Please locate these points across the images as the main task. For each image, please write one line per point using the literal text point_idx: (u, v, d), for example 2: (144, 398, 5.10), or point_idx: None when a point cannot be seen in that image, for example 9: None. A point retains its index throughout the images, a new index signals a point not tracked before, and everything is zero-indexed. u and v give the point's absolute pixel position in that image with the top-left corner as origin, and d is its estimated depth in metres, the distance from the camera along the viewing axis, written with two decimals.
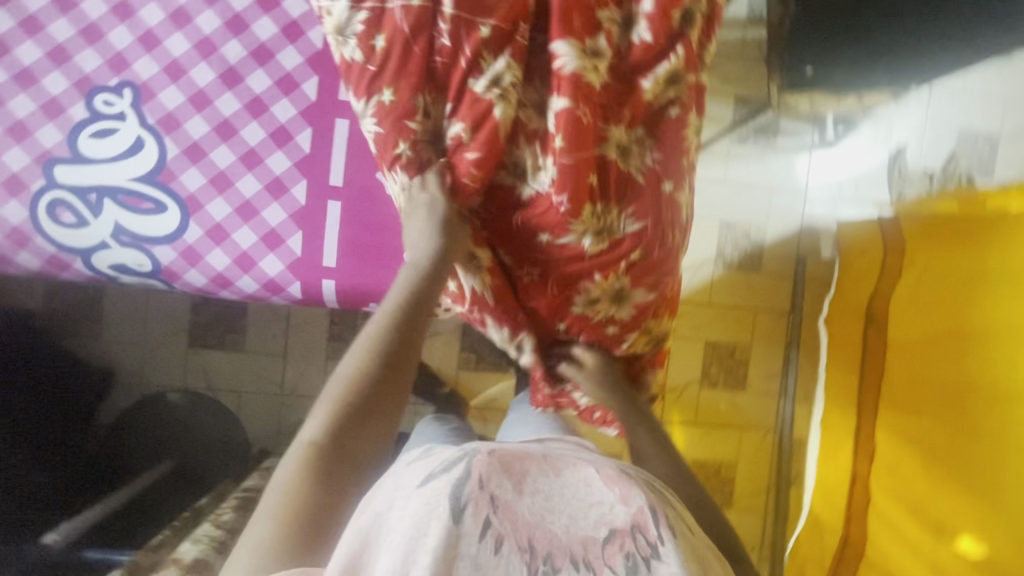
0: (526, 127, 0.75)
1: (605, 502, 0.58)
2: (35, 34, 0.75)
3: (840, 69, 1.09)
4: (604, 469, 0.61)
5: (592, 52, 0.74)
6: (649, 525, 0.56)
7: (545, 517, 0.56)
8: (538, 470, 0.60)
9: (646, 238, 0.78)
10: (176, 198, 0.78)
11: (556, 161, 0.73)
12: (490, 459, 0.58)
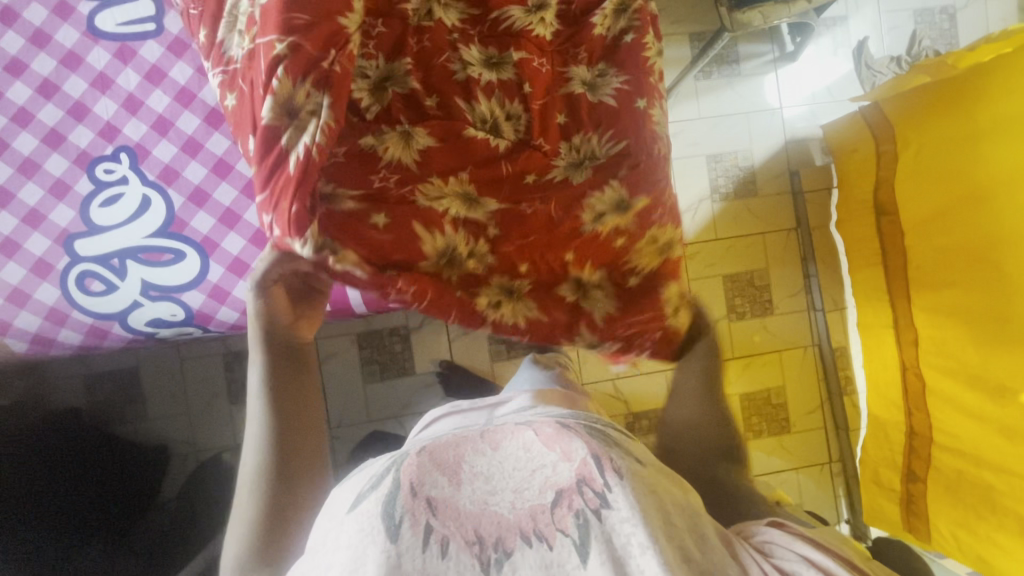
0: (479, 83, 0.75)
1: (547, 463, 0.55)
2: (28, 125, 0.79)
3: None
4: (542, 429, 0.58)
5: (537, 6, 0.79)
6: (594, 475, 0.52)
7: (487, 502, 0.53)
8: (472, 453, 0.58)
9: (630, 155, 0.80)
10: (191, 243, 0.81)
11: (529, 108, 0.77)
12: (418, 459, 0.57)
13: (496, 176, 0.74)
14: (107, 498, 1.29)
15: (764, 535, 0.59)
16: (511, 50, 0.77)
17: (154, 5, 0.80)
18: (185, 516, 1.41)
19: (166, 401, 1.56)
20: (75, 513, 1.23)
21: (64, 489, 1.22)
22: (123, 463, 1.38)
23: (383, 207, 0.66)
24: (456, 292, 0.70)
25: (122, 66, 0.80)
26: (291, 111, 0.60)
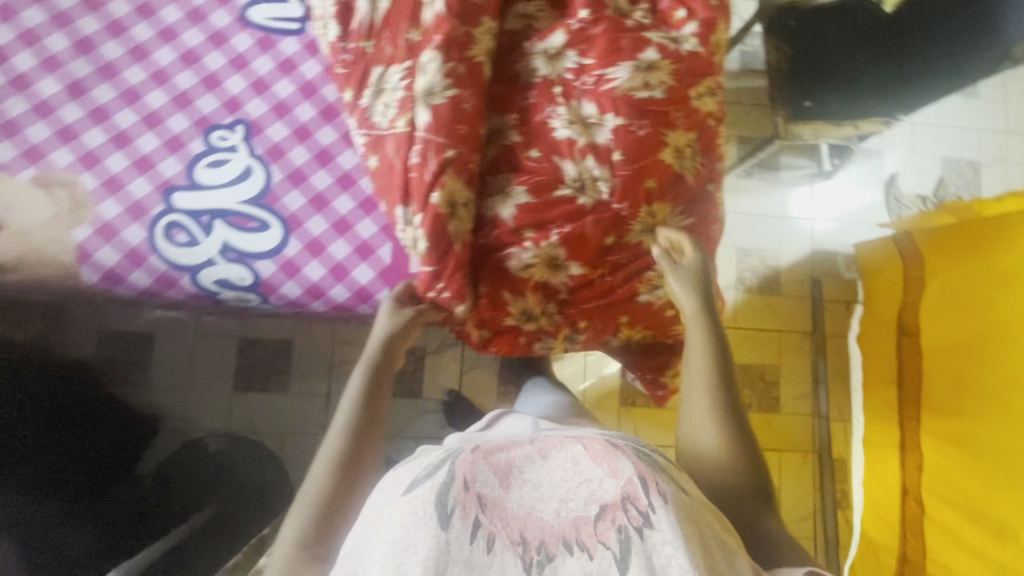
0: (576, 143, 0.81)
1: (593, 478, 0.56)
2: (164, 84, 0.87)
3: (833, 98, 1.31)
4: (593, 443, 0.59)
5: (646, 66, 0.83)
6: (640, 495, 0.53)
7: (535, 507, 0.55)
8: (524, 459, 0.59)
9: (694, 232, 0.88)
10: (279, 217, 0.87)
11: (617, 173, 0.82)
12: (472, 455, 0.58)
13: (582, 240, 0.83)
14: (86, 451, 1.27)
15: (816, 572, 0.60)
16: (608, 113, 0.82)
17: (302, 10, 0.90)
18: (160, 493, 1.38)
19: (170, 370, 1.55)
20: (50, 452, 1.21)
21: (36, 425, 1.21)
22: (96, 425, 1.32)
23: (489, 277, 0.84)
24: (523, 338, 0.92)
25: (260, 52, 0.89)
26: (452, 204, 0.77)
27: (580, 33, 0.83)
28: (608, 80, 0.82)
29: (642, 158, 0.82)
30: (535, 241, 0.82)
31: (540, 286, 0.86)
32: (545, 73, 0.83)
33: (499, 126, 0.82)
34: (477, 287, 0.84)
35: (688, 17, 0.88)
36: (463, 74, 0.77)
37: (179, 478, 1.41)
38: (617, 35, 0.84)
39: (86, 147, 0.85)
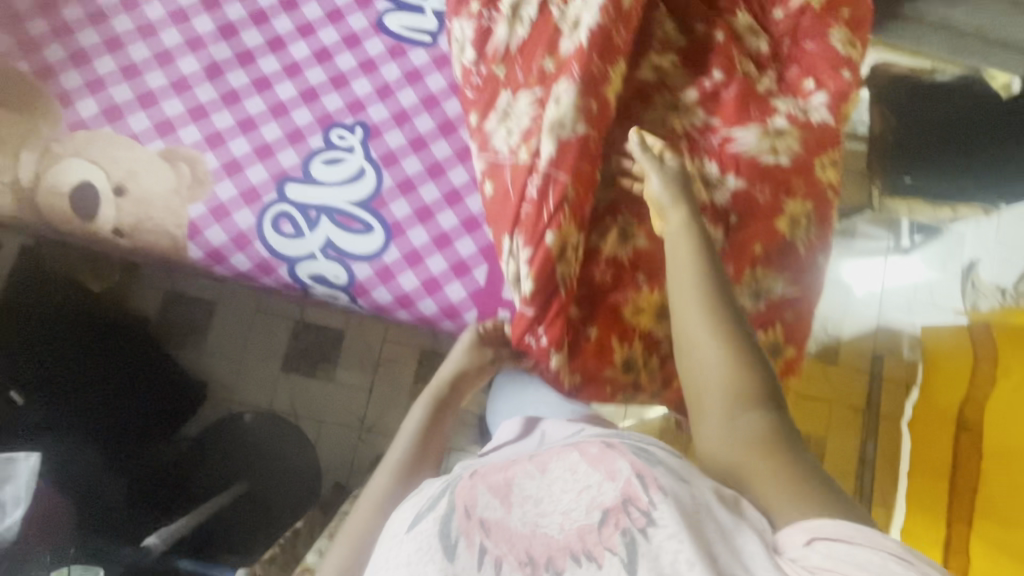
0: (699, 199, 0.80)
1: (592, 484, 0.54)
2: (295, 76, 0.89)
3: (934, 176, 1.27)
4: (589, 449, 0.58)
5: (774, 132, 0.83)
6: (639, 494, 0.51)
7: (537, 524, 0.53)
8: (524, 477, 0.59)
9: (798, 303, 0.85)
10: (383, 223, 0.88)
11: (729, 237, 0.81)
12: (470, 482, 0.60)
13: None
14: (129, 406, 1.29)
15: (810, 532, 0.48)
16: (732, 174, 0.81)
17: (437, 23, 0.92)
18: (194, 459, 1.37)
19: (229, 342, 1.55)
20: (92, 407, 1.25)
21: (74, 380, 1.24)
22: (150, 385, 1.34)
23: (597, 320, 0.81)
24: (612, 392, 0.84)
25: (391, 59, 0.91)
26: (563, 245, 0.77)
27: (712, 94, 0.84)
28: (734, 142, 0.82)
29: (756, 223, 0.82)
30: (647, 290, 0.82)
31: (645, 338, 0.83)
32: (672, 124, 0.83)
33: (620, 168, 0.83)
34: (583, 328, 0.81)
35: (820, 86, 0.86)
36: (595, 113, 0.77)
37: (216, 450, 1.40)
38: (749, 98, 0.83)
39: (213, 128, 0.87)
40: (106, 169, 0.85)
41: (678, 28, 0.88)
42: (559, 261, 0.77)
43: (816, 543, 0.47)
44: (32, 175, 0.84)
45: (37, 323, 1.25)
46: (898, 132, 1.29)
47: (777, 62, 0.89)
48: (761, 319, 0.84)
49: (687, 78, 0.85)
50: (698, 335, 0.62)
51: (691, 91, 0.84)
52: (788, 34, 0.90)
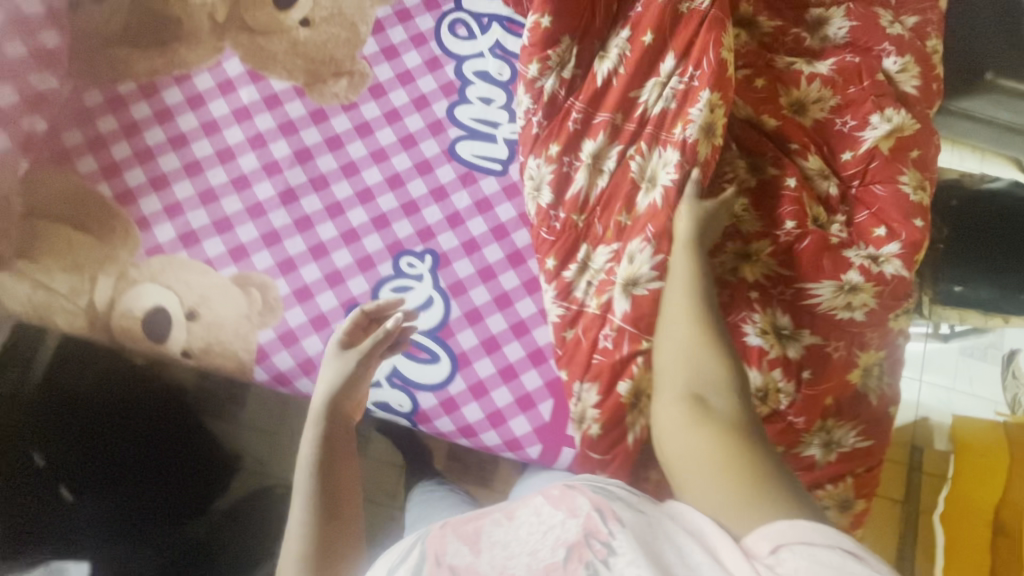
0: (767, 355, 0.81)
1: (555, 523, 0.54)
2: (367, 203, 0.91)
3: (984, 285, 1.23)
4: (550, 491, 0.58)
5: (849, 287, 0.84)
6: (601, 526, 0.51)
7: (505, 566, 0.52)
8: (491, 524, 0.58)
9: (870, 454, 0.83)
10: (450, 352, 0.88)
11: (800, 390, 0.81)
12: (441, 531, 0.60)
13: None
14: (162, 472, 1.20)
15: (775, 540, 0.48)
16: (806, 328, 0.83)
17: (508, 152, 0.93)
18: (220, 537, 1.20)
19: (264, 412, 1.32)
20: (122, 475, 1.17)
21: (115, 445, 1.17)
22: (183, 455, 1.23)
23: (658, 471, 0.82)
24: None
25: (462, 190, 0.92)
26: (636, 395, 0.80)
27: (783, 246, 0.86)
28: (809, 296, 0.84)
29: (827, 378, 0.82)
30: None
31: None
32: (744, 274, 0.86)
33: None
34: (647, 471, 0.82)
35: (891, 233, 0.87)
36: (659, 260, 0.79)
37: (243, 524, 1.21)
38: (822, 250, 0.85)
39: (285, 254, 0.88)
40: (180, 293, 0.85)
41: (748, 167, 0.91)
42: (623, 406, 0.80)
43: (782, 550, 0.47)
44: (108, 298, 0.84)
45: (84, 385, 1.20)
46: (947, 240, 1.26)
47: (845, 204, 0.91)
48: (833, 472, 0.82)
49: (760, 226, 0.88)
50: (678, 327, 0.66)
51: (763, 242, 0.87)
52: (858, 175, 0.92)
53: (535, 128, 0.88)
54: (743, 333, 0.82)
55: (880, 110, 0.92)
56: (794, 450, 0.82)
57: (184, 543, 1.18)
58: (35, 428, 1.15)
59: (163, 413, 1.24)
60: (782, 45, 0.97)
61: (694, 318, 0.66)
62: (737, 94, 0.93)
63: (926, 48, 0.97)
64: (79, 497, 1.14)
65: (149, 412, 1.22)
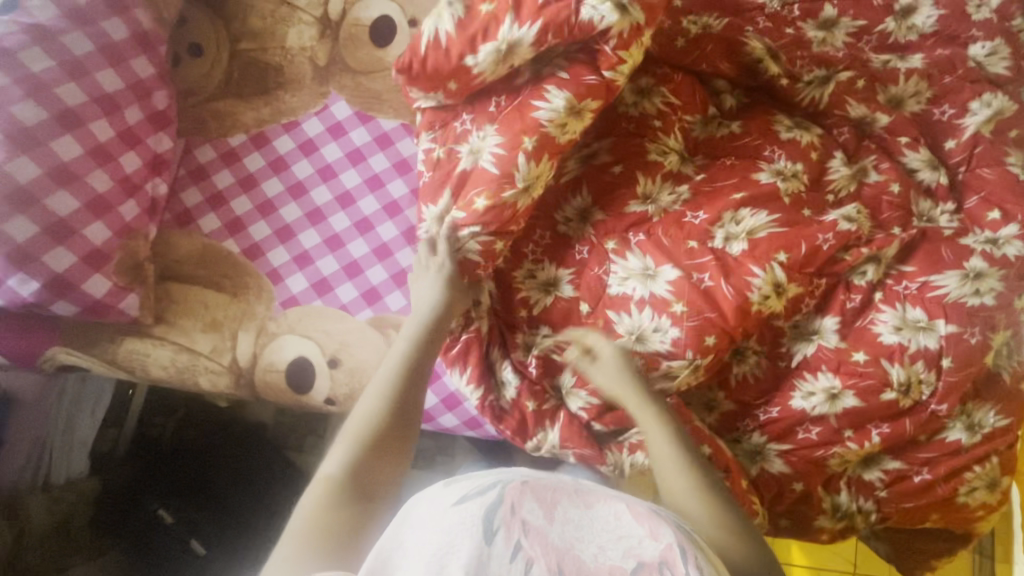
0: (907, 350, 0.83)
1: (633, 535, 0.52)
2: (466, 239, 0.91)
3: None
4: (636, 504, 0.55)
5: (974, 274, 0.85)
6: (679, 563, 0.49)
7: (574, 545, 0.50)
8: (570, 501, 0.54)
9: (1012, 431, 0.85)
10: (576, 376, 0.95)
11: (941, 377, 0.83)
12: (522, 485, 0.53)
13: (899, 436, 0.84)
14: (221, 513, 1.11)
15: None
16: (940, 319, 0.84)
17: None
18: None
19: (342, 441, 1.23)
20: (185, 515, 1.09)
21: (185, 482, 1.13)
22: (247, 488, 1.14)
23: (803, 476, 0.86)
24: (827, 534, 0.88)
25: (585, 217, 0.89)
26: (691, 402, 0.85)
27: (906, 243, 0.88)
28: (934, 288, 0.85)
29: (969, 368, 0.83)
30: (856, 443, 0.84)
31: (853, 481, 0.87)
32: (872, 278, 0.86)
33: (816, 327, 0.86)
34: (789, 483, 0.87)
35: (1008, 215, 0.89)
36: (787, 264, 0.83)
37: None
38: (940, 242, 0.87)
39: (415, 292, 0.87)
40: (320, 341, 0.85)
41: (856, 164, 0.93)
42: (759, 408, 0.88)
43: None
44: (250, 354, 0.85)
45: (169, 422, 1.18)
46: None
47: (953, 191, 0.93)
48: (977, 453, 0.84)
49: (876, 232, 0.88)
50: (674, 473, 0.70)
51: (890, 247, 0.86)
52: (964, 162, 0.93)
53: (644, 157, 0.88)
54: (877, 332, 0.84)
55: (979, 96, 0.94)
56: (936, 435, 0.85)
57: None
58: (144, 483, 1.11)
59: (259, 452, 1.18)
60: (868, 42, 0.97)
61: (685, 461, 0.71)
62: (846, 96, 0.94)
63: (1013, 28, 0.97)
64: (208, 548, 1.07)
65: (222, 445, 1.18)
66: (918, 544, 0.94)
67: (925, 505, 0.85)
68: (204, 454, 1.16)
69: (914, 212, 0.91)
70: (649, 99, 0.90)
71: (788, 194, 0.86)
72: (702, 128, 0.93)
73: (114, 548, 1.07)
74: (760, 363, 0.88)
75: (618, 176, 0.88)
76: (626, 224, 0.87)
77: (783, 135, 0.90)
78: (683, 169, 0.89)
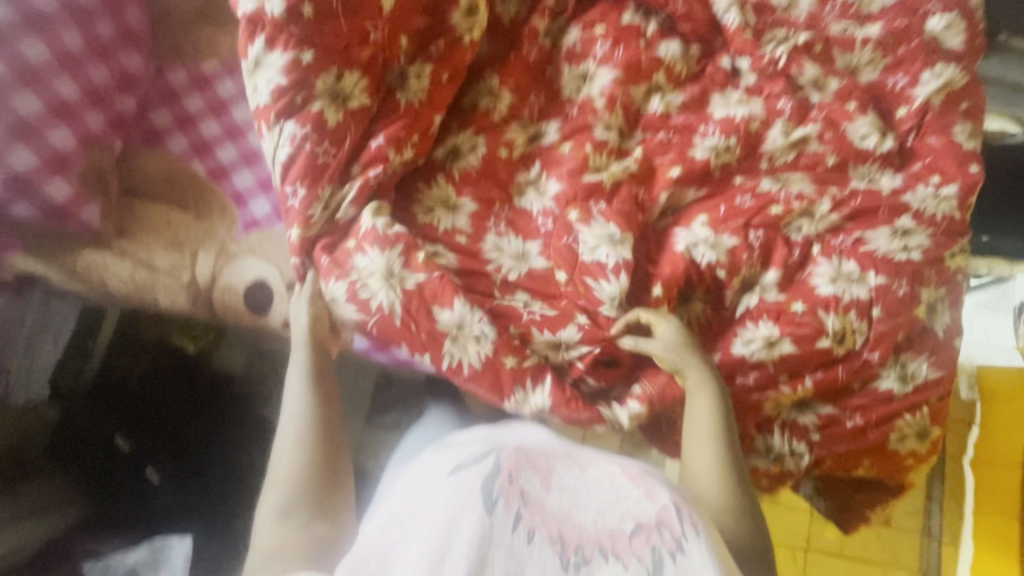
0: (841, 300, 0.86)
1: (630, 497, 0.50)
2: (254, 165, 0.89)
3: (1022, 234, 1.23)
4: (630, 466, 0.53)
5: (902, 232, 0.90)
6: (675, 522, 0.48)
7: (574, 511, 0.49)
8: (564, 466, 0.52)
9: (942, 384, 0.89)
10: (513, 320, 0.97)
11: (873, 327, 0.87)
12: (515, 452, 0.52)
13: (832, 381, 0.87)
14: (178, 448, 1.11)
15: None
16: (872, 271, 0.88)
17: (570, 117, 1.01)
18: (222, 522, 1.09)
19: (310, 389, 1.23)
20: (144, 446, 1.10)
21: (148, 414, 1.12)
22: (206, 429, 1.14)
23: (739, 417, 0.87)
24: (760, 477, 0.89)
25: (541, 190, 0.91)
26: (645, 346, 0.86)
27: (846, 202, 0.92)
28: (865, 243, 0.90)
29: (898, 317, 0.87)
30: (789, 387, 0.87)
31: (788, 424, 0.89)
32: (807, 231, 0.90)
33: (752, 280, 0.88)
34: None
35: (947, 179, 0.94)
36: (722, 216, 0.90)
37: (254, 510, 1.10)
38: (881, 201, 0.92)
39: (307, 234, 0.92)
40: (280, 266, 0.87)
41: (809, 124, 0.96)
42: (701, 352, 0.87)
43: None
44: (209, 273, 0.86)
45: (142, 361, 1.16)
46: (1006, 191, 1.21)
47: (901, 156, 0.97)
48: (908, 402, 0.88)
49: (812, 189, 0.93)
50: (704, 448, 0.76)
51: (823, 202, 0.91)
52: (913, 129, 0.97)
53: (590, 133, 0.91)
54: (814, 284, 0.88)
55: (931, 67, 0.98)
56: (868, 383, 0.88)
57: (211, 522, 1.09)
58: (105, 411, 1.11)
59: (228, 397, 1.17)
60: (832, 9, 1.02)
61: (722, 446, 0.76)
62: (802, 57, 0.98)
63: (968, 6, 1.02)
64: (163, 476, 1.09)
65: (191, 388, 1.17)
66: (850, 494, 0.98)
67: (856, 451, 0.88)
68: (170, 393, 1.15)
69: (854, 175, 0.96)
70: (591, 85, 0.94)
71: (719, 165, 0.92)
72: (646, 95, 0.95)
73: (63, 475, 1.05)
74: (704, 312, 0.89)
75: (568, 154, 0.90)
76: (585, 191, 0.88)
77: (718, 112, 0.96)
78: (624, 145, 0.93)
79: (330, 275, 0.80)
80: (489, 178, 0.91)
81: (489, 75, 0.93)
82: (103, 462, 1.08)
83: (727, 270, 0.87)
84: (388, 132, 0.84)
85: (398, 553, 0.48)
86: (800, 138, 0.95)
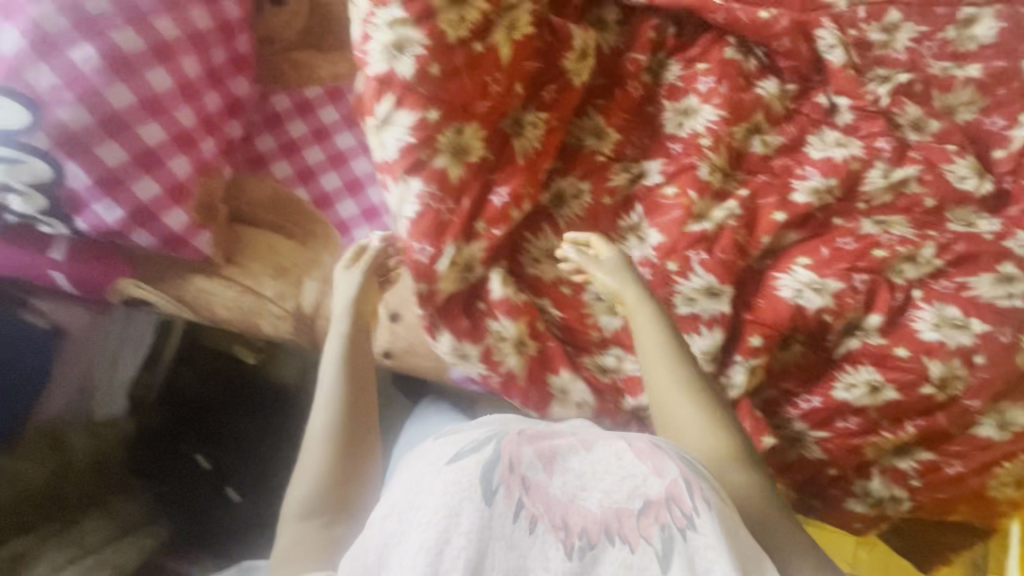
0: (946, 347, 0.86)
1: (637, 474, 0.51)
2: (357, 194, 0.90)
3: None
4: (636, 441, 0.54)
5: (1006, 278, 0.89)
6: (684, 497, 0.49)
7: (577, 495, 0.49)
8: (568, 448, 0.52)
9: None
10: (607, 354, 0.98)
11: (975, 373, 0.86)
12: (519, 437, 0.52)
13: (933, 428, 0.87)
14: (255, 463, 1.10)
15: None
16: (975, 317, 0.88)
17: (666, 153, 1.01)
18: None
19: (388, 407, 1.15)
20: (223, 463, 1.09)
21: (220, 432, 1.10)
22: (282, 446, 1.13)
23: (838, 463, 0.89)
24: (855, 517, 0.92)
25: (641, 235, 0.91)
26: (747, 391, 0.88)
27: (948, 246, 0.91)
28: (969, 289, 0.89)
29: (1002, 366, 0.86)
30: (891, 432, 0.87)
31: (886, 470, 0.90)
32: (909, 276, 0.90)
33: (857, 322, 0.88)
34: (823, 466, 0.90)
35: None
36: (825, 258, 0.90)
37: None
38: (983, 247, 0.91)
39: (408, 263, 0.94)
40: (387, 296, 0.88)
41: (908, 165, 0.95)
42: (801, 397, 0.90)
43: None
44: (314, 301, 0.85)
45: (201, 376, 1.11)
46: None
47: (997, 200, 0.96)
48: (1007, 450, 0.87)
49: (912, 232, 0.92)
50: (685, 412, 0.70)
51: (926, 246, 0.91)
52: (1011, 172, 0.97)
53: (695, 173, 0.90)
54: (917, 328, 0.87)
55: None
56: (968, 430, 0.87)
57: None
58: (180, 427, 1.09)
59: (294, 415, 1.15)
60: (931, 47, 1.00)
61: (702, 412, 0.70)
62: (902, 98, 0.97)
63: None
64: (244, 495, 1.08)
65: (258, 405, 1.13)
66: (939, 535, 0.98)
67: (954, 495, 0.89)
68: (242, 409, 1.13)
69: (951, 217, 0.95)
70: (695, 119, 0.93)
71: (820, 207, 0.93)
72: (747, 132, 0.95)
73: (148, 490, 1.06)
74: (803, 354, 0.90)
75: (671, 200, 0.90)
76: (687, 242, 0.88)
77: (818, 152, 0.95)
78: (727, 186, 0.93)
79: (464, 337, 0.82)
80: (591, 226, 0.90)
81: (594, 115, 0.93)
82: (183, 476, 1.08)
83: (830, 313, 0.87)
84: (505, 176, 0.84)
85: (396, 545, 0.48)
86: (900, 180, 0.94)
